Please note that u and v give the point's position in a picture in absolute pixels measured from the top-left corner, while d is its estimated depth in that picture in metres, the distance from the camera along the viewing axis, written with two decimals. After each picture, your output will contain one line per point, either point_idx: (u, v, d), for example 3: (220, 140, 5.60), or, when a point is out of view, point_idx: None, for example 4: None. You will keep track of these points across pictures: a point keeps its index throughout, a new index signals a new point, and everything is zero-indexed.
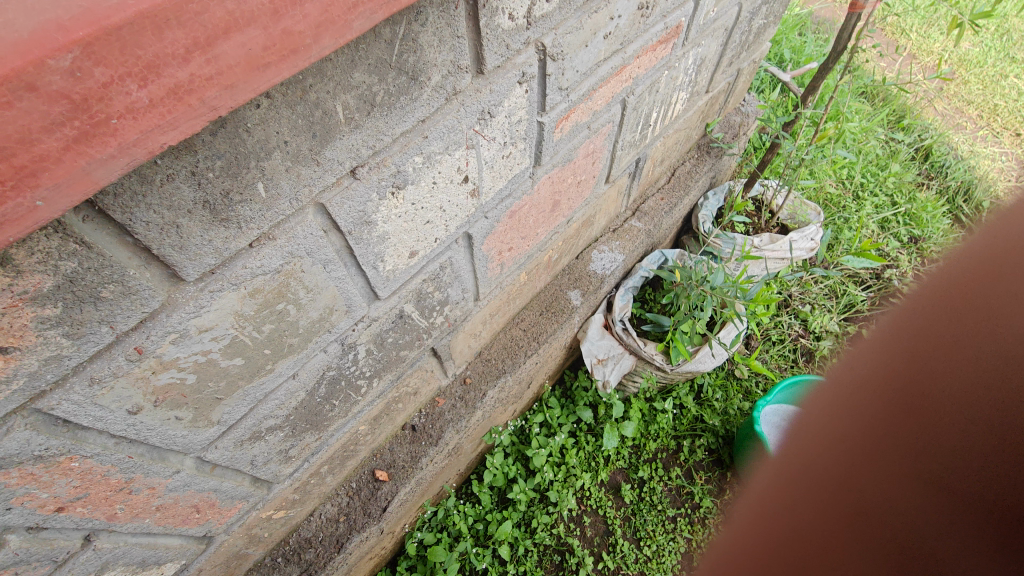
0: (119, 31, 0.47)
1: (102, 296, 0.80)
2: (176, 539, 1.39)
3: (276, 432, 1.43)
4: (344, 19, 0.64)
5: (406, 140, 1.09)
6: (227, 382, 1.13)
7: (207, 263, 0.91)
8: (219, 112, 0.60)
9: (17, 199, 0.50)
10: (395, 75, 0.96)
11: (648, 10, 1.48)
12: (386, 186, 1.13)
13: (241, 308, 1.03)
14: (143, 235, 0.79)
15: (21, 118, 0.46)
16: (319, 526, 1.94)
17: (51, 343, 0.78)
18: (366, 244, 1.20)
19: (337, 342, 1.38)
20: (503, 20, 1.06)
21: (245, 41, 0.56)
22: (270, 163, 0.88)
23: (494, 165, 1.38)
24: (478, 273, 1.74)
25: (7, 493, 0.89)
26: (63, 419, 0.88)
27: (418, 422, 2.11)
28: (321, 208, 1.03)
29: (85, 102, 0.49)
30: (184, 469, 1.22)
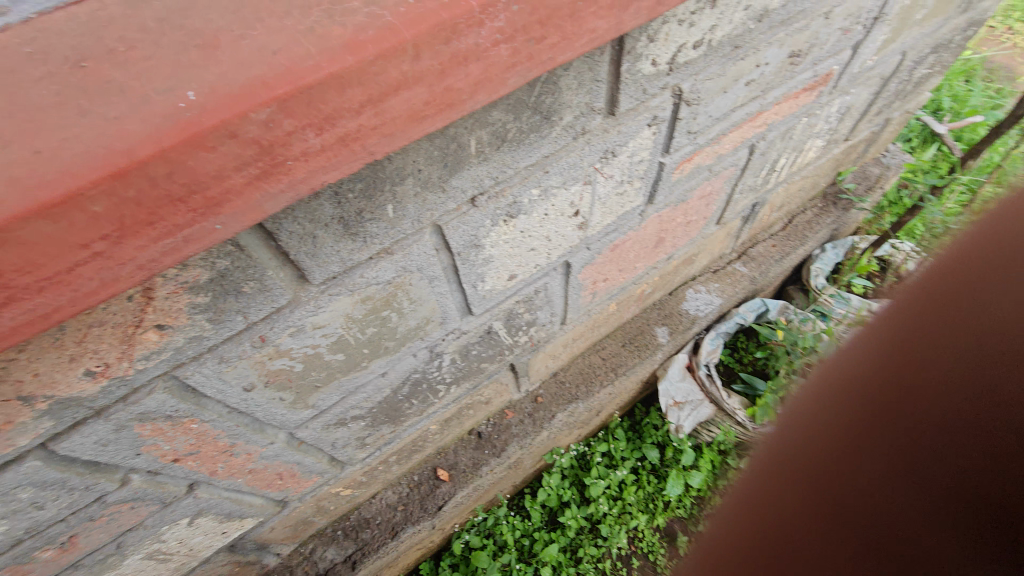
0: (309, 89, 0.52)
1: (243, 291, 0.89)
2: (259, 499, 1.52)
3: (359, 421, 1.52)
4: (501, 77, 0.65)
5: (528, 174, 1.10)
6: (327, 373, 1.21)
7: (331, 270, 0.98)
8: (375, 156, 0.64)
9: (202, 222, 0.56)
10: (530, 114, 0.98)
11: (799, 59, 1.38)
12: (500, 214, 1.15)
13: (351, 312, 1.10)
14: (285, 242, 0.87)
15: (219, 159, 0.52)
16: (379, 510, 2.04)
17: (197, 324, 0.88)
18: (471, 265, 1.23)
19: (427, 349, 1.43)
20: (645, 65, 1.04)
21: (411, 97, 0.59)
22: (402, 188, 0.93)
23: (607, 201, 1.36)
24: (569, 300, 1.73)
25: (140, 441, 1.02)
26: (193, 387, 0.99)
27: (485, 430, 2.15)
28: (437, 230, 1.07)
29: (271, 147, 0.54)
30: (277, 442, 1.33)
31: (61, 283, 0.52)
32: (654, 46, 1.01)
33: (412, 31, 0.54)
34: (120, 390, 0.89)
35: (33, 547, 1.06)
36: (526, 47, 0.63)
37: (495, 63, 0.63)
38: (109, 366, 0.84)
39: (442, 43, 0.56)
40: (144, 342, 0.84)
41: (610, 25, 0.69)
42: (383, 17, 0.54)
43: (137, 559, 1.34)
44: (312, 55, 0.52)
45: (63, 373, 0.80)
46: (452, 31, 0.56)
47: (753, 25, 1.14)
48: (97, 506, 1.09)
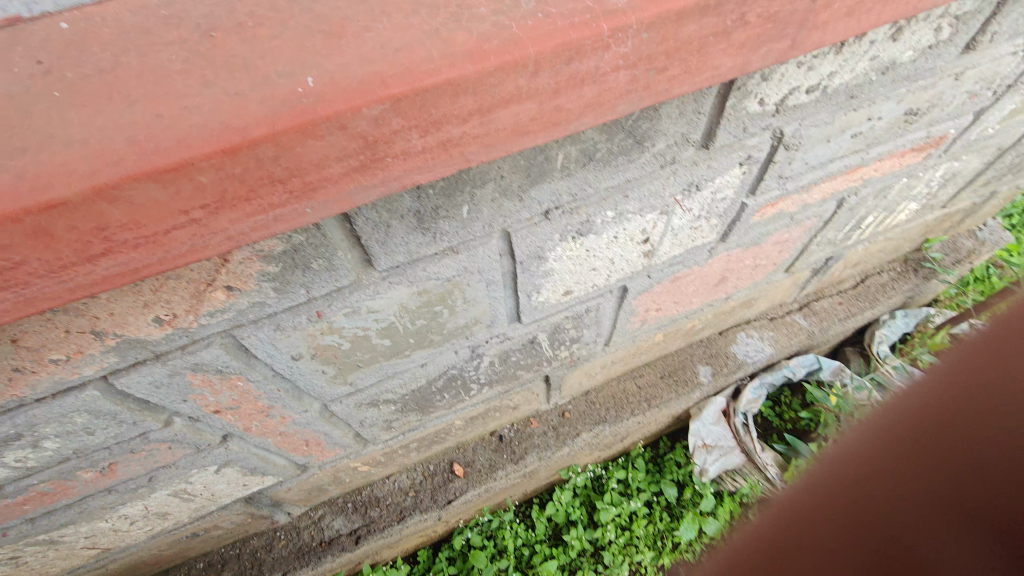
0: (425, 92, 0.51)
1: (311, 267, 0.90)
2: (282, 460, 1.56)
3: (390, 405, 1.53)
4: (613, 103, 0.62)
5: (607, 196, 1.07)
6: (371, 355, 1.22)
7: (396, 260, 0.98)
8: (470, 163, 0.62)
9: (294, 205, 0.57)
10: (623, 136, 0.95)
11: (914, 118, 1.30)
12: (570, 231, 1.12)
13: (406, 302, 1.10)
14: (360, 227, 0.87)
15: (324, 148, 0.52)
16: (390, 491, 2.06)
17: (263, 291, 0.90)
18: (530, 275, 1.21)
19: (470, 348, 1.42)
20: (751, 104, 0.99)
21: (519, 111, 0.58)
22: (482, 192, 0.92)
23: (678, 234, 1.31)
24: (618, 325, 1.69)
25: (189, 389, 1.05)
26: (246, 348, 1.02)
27: (507, 434, 2.14)
28: (505, 236, 1.06)
29: (374, 143, 0.54)
30: (310, 411, 1.36)
31: (156, 243, 0.53)
32: (765, 86, 0.96)
33: (537, 47, 0.52)
34: (181, 340, 0.92)
35: (77, 467, 1.12)
36: (645, 76, 0.61)
37: (611, 88, 0.60)
38: (176, 316, 0.86)
39: (563, 63, 0.54)
40: (212, 300, 0.87)
41: (736, 64, 0.65)
42: (510, 29, 0.52)
43: (163, 495, 1.40)
44: (433, 58, 0.51)
45: (135, 316, 0.83)
46: (576, 52, 0.54)
47: (875, 76, 1.08)
48: (139, 440, 1.14)
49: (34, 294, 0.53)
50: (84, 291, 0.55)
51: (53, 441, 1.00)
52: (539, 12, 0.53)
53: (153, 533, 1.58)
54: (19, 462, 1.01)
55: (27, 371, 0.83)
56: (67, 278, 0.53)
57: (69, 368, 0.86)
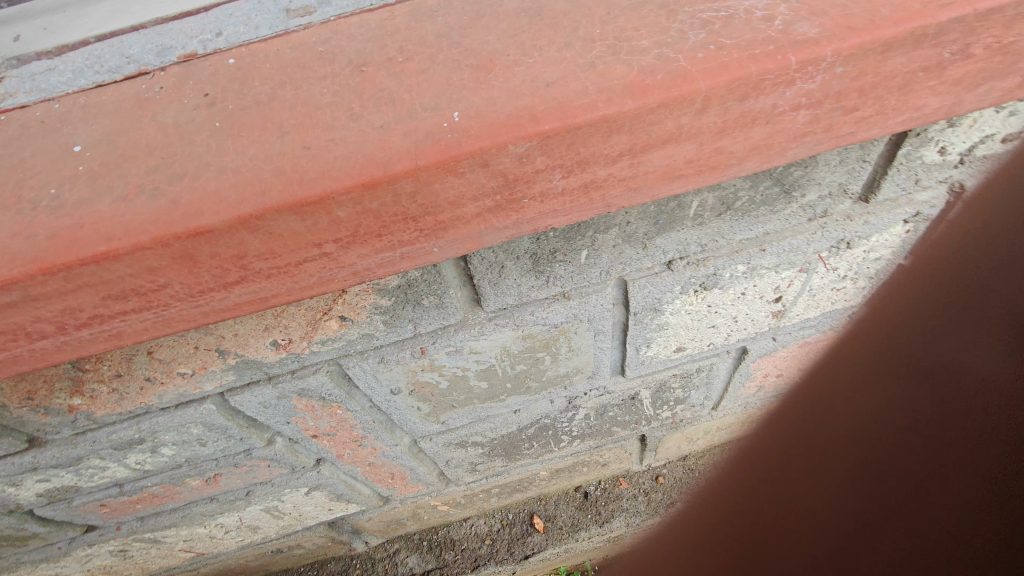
0: (577, 129, 0.46)
1: (421, 303, 0.88)
2: (367, 489, 1.55)
3: (477, 447, 1.47)
4: (784, 146, 0.54)
5: (740, 247, 0.96)
6: (466, 396, 1.18)
7: (506, 302, 0.93)
8: (610, 208, 0.56)
9: (423, 243, 0.54)
10: (769, 184, 0.84)
11: None
12: (693, 283, 1.02)
13: (510, 345, 1.05)
14: (475, 266, 0.84)
15: (463, 186, 0.48)
16: (467, 535, 1.99)
17: (373, 324, 0.89)
18: (642, 327, 1.11)
19: (566, 398, 1.34)
20: (929, 152, 0.85)
21: (676, 152, 0.51)
22: (604, 237, 0.86)
23: (816, 297, 1.14)
24: (730, 389, 1.52)
25: (293, 412, 1.07)
26: (350, 377, 1.02)
27: (593, 492, 1.99)
28: (621, 284, 0.98)
29: (515, 182, 0.49)
30: (400, 445, 1.33)
31: (286, 274, 0.52)
32: (950, 133, 0.82)
33: (709, 81, 0.46)
34: (293, 364, 0.93)
35: (187, 474, 1.17)
36: (829, 116, 0.52)
37: (784, 130, 0.52)
38: (291, 341, 0.88)
39: (737, 100, 0.47)
40: (325, 328, 0.87)
41: (942, 105, 0.54)
42: (677, 62, 0.47)
43: (257, 509, 1.44)
44: (588, 93, 0.46)
45: (255, 338, 0.85)
46: (753, 87, 0.47)
47: None
48: (243, 455, 1.17)
49: (173, 315, 0.54)
50: (216, 316, 0.56)
51: (170, 448, 1.05)
52: (711, 44, 0.47)
53: (243, 544, 1.63)
54: (140, 464, 1.07)
55: (157, 380, 0.87)
56: (203, 303, 0.53)
57: (192, 382, 0.89)
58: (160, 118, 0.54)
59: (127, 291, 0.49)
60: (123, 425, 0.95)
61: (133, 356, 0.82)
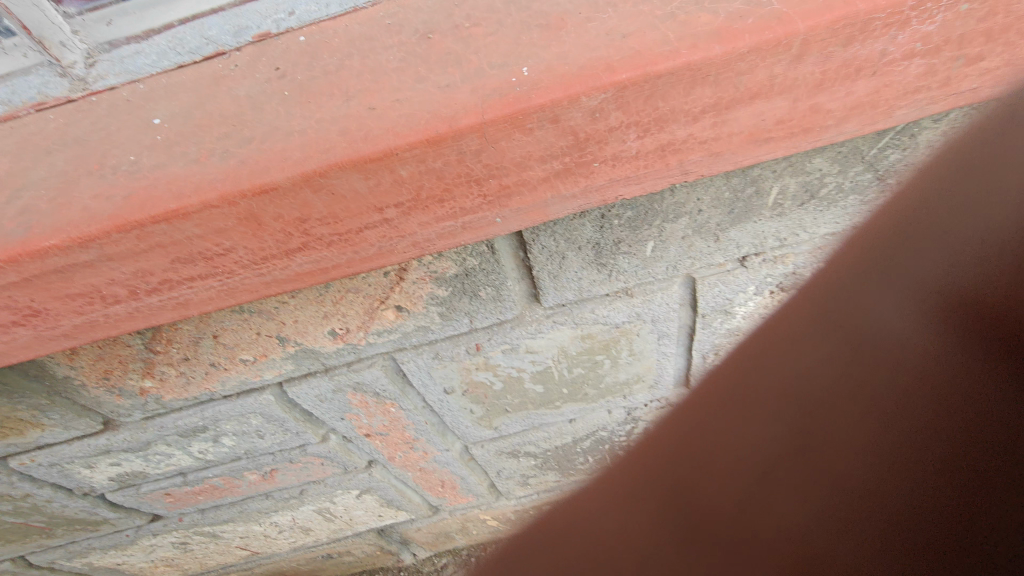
0: (657, 79, 0.42)
1: (478, 295, 0.86)
2: (417, 497, 1.53)
3: (530, 458, 1.42)
4: (891, 104, 0.48)
5: (824, 242, 0.88)
6: (521, 400, 1.14)
7: (565, 297, 0.89)
8: (687, 176, 0.52)
9: (486, 212, 0.51)
10: (860, 169, 0.77)
11: None
12: (769, 283, 0.94)
13: (568, 345, 1.00)
14: (535, 256, 0.81)
15: (530, 145, 0.45)
16: (516, 555, 1.91)
17: (429, 316, 0.88)
18: (711, 331, 1.04)
19: (624, 409, 1.27)
20: None
21: (766, 110, 0.46)
22: (673, 226, 0.80)
23: None
24: None
25: (348, 407, 1.07)
26: (404, 373, 1.00)
27: None
28: (689, 282, 0.91)
29: (586, 142, 0.46)
30: (452, 451, 1.30)
31: (347, 242, 0.51)
32: None
33: (809, 22, 0.41)
34: (349, 356, 0.93)
35: (245, 467, 1.19)
36: (947, 67, 0.46)
37: (892, 84, 0.46)
38: (349, 331, 0.87)
39: (840, 45, 0.42)
40: (382, 318, 0.86)
41: None
42: (769, 6, 0.42)
43: (309, 510, 1.44)
44: (670, 40, 0.42)
45: (314, 326, 0.85)
46: (860, 29, 0.41)
47: None
48: (298, 451, 1.18)
49: (237, 284, 0.54)
50: (277, 287, 0.55)
51: (231, 438, 1.07)
52: None
53: (295, 546, 1.64)
54: (202, 453, 1.10)
55: (221, 366, 0.89)
56: (265, 271, 0.53)
57: (254, 369, 0.91)
58: (233, 91, 0.55)
59: (194, 254, 0.49)
60: (188, 412, 0.98)
61: (199, 340, 0.84)
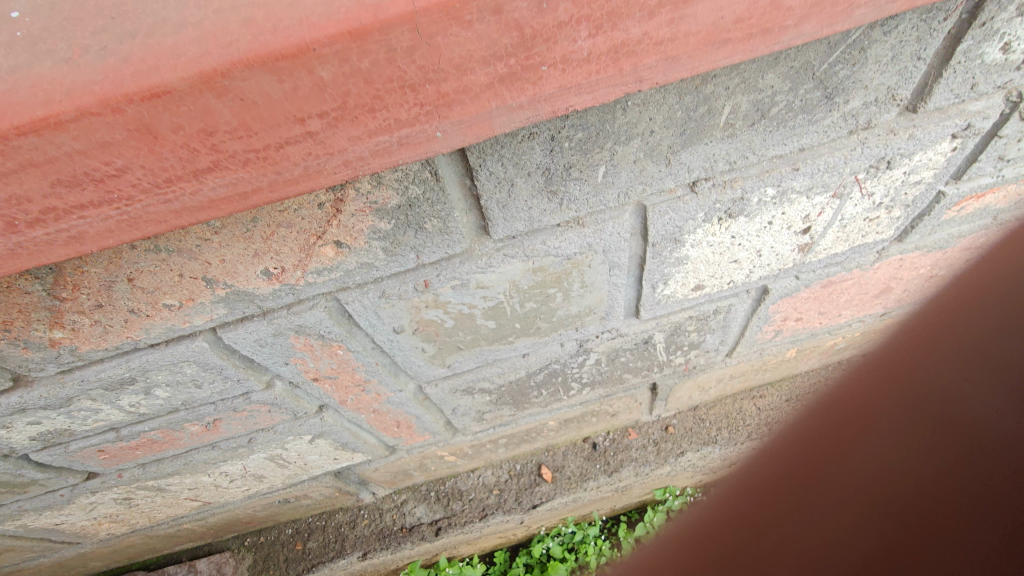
0: None
1: (423, 227, 0.81)
2: (373, 439, 1.53)
3: (484, 394, 1.43)
4: (851, 2, 0.46)
5: (772, 166, 0.88)
6: (473, 336, 1.12)
7: (515, 227, 0.86)
8: (641, 83, 0.48)
9: (424, 125, 0.46)
10: (811, 87, 0.75)
11: None
12: (718, 209, 0.94)
13: (519, 279, 0.98)
14: (482, 183, 0.76)
15: (470, 43, 0.40)
16: (474, 486, 1.98)
17: (372, 251, 0.82)
18: (660, 261, 1.04)
19: (577, 341, 1.28)
20: (991, 49, 0.77)
21: (725, 5, 0.43)
22: (625, 149, 0.77)
23: (842, 226, 1.07)
24: (747, 332, 1.46)
25: (291, 352, 1.01)
26: (349, 314, 0.95)
27: (601, 442, 1.96)
28: (640, 210, 0.90)
29: (532, 39, 0.41)
30: (405, 391, 1.29)
31: (266, 161, 0.45)
32: (1019, 22, 0.74)
33: None
34: (288, 298, 0.87)
35: (185, 419, 1.13)
36: None
37: None
38: (284, 271, 0.81)
39: None
40: (320, 255, 0.80)
41: None
42: None
43: (261, 457, 1.41)
44: None
45: (244, 266, 0.78)
46: None
47: None
48: (242, 399, 1.13)
49: (139, 213, 0.47)
50: (189, 216, 0.49)
51: (165, 390, 1.01)
52: None
53: (249, 493, 1.62)
54: (135, 407, 1.03)
55: (142, 313, 0.81)
56: (171, 196, 0.46)
57: (181, 315, 0.84)
58: None
59: (79, 175, 0.42)
60: (111, 363, 0.90)
61: (113, 285, 0.75)
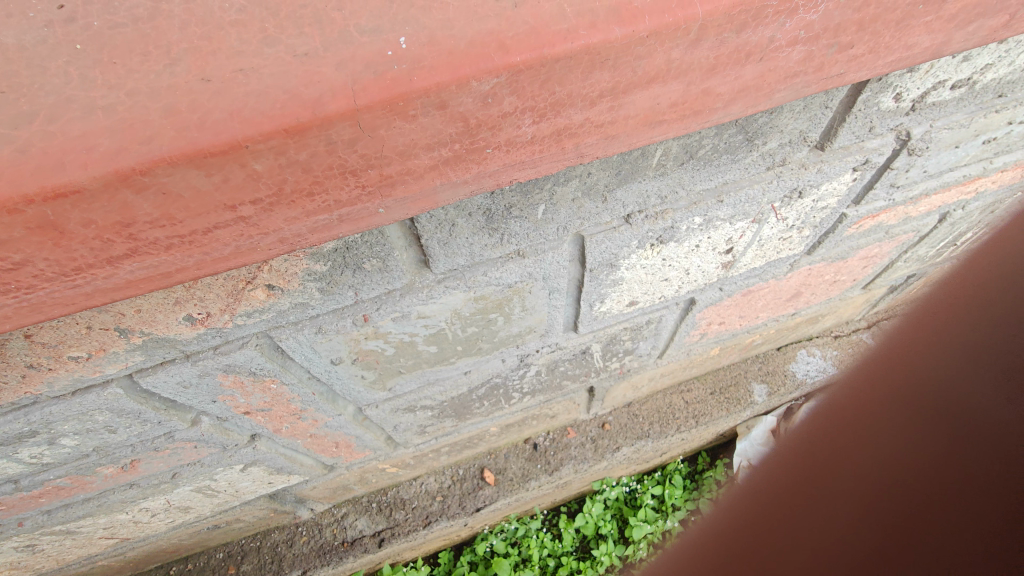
0: (554, 63, 0.38)
1: (362, 267, 0.79)
2: (310, 460, 1.47)
3: (426, 410, 1.42)
4: (772, 88, 0.49)
5: (699, 200, 0.93)
6: (414, 361, 1.11)
7: (456, 262, 0.85)
8: (583, 158, 0.49)
9: (366, 203, 0.44)
10: (733, 132, 0.81)
11: None
12: (650, 237, 0.98)
13: (460, 307, 0.98)
14: (422, 225, 0.75)
15: (414, 132, 0.39)
16: (417, 494, 1.97)
17: (307, 292, 0.79)
18: (597, 283, 1.08)
19: (517, 356, 1.30)
20: (886, 98, 0.85)
21: (661, 94, 0.44)
22: (563, 189, 0.79)
23: (759, 246, 1.16)
24: (676, 337, 1.54)
25: (219, 390, 0.96)
26: (282, 350, 0.91)
27: (542, 442, 2.02)
28: (578, 240, 0.92)
29: (477, 127, 0.41)
30: (344, 414, 1.25)
31: (192, 244, 0.42)
32: (909, 78, 0.82)
33: (708, 5, 0.38)
34: (214, 340, 0.82)
35: (97, 463, 1.04)
36: (823, 54, 0.47)
37: (776, 69, 0.46)
38: (210, 315, 0.76)
39: (734, 31, 0.41)
40: (250, 299, 0.76)
41: (931, 45, 0.51)
42: None
43: (186, 490, 1.32)
44: (567, 15, 0.37)
45: (165, 314, 0.73)
46: (754, 16, 0.40)
47: None
48: (164, 439, 1.05)
49: (42, 298, 0.42)
50: (104, 296, 0.45)
51: (72, 438, 0.92)
52: None
53: (173, 525, 1.51)
54: (37, 457, 0.93)
55: (44, 367, 0.74)
56: (81, 282, 0.42)
57: (90, 366, 0.77)
58: None
59: None
60: (6, 419, 0.81)
61: (6, 342, 0.68)
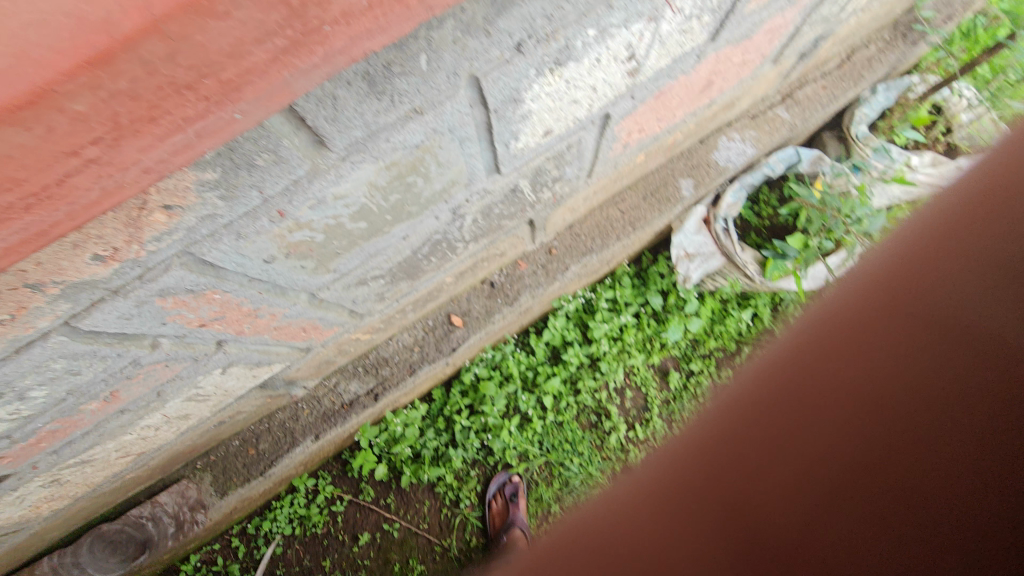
0: None
1: (256, 164, 0.76)
2: (284, 348, 1.55)
3: (378, 280, 1.48)
4: None
5: (589, 9, 0.88)
6: (349, 240, 1.13)
7: (354, 136, 0.82)
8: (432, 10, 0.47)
9: (219, 113, 0.42)
10: None
11: None
12: (547, 62, 0.95)
13: (375, 179, 0.97)
14: (301, 105, 0.71)
15: (236, 29, 0.36)
16: (396, 350, 2.16)
17: (208, 203, 0.77)
18: (506, 122, 1.06)
19: (450, 210, 1.33)
20: None
21: None
22: (440, 32, 0.74)
23: (662, 45, 1.14)
24: (600, 154, 1.57)
25: (163, 313, 0.97)
26: (210, 263, 0.91)
27: (498, 280, 2.17)
28: (474, 82, 0.88)
29: (302, 7, 0.38)
30: (299, 303, 1.30)
31: (53, 198, 0.41)
32: None
33: None
34: (134, 270, 0.81)
35: (78, 402, 1.09)
36: None
37: None
38: (118, 249, 0.75)
39: None
40: (152, 224, 0.74)
41: None
42: None
43: (177, 402, 1.41)
44: None
45: (69, 260, 0.71)
46: None
47: None
48: (132, 367, 1.09)
49: None
50: None
51: (41, 389, 0.95)
52: None
53: (180, 431, 1.64)
54: (15, 413, 0.97)
55: None
56: None
57: (20, 325, 0.76)
58: None
59: None
60: None
61: None
